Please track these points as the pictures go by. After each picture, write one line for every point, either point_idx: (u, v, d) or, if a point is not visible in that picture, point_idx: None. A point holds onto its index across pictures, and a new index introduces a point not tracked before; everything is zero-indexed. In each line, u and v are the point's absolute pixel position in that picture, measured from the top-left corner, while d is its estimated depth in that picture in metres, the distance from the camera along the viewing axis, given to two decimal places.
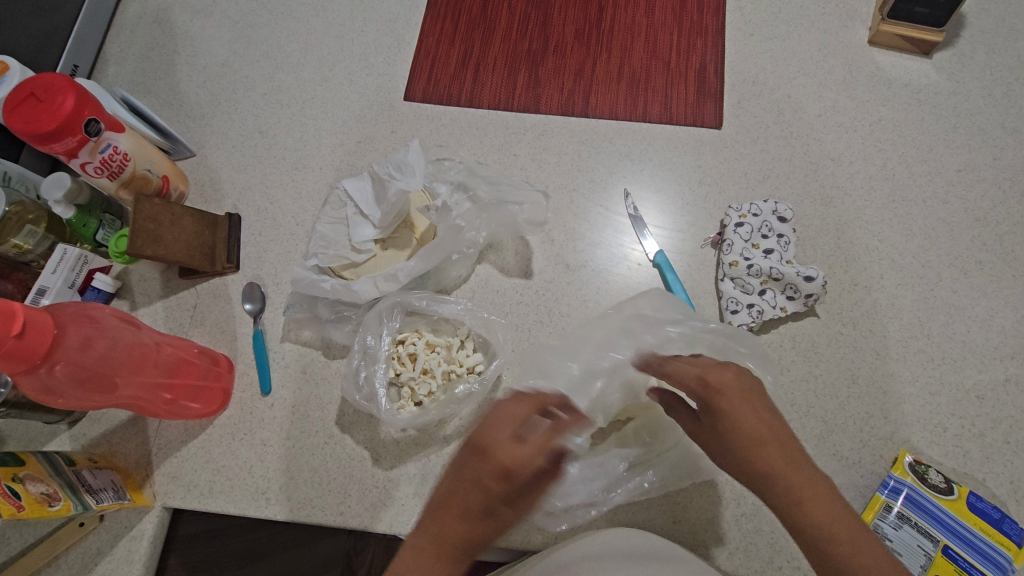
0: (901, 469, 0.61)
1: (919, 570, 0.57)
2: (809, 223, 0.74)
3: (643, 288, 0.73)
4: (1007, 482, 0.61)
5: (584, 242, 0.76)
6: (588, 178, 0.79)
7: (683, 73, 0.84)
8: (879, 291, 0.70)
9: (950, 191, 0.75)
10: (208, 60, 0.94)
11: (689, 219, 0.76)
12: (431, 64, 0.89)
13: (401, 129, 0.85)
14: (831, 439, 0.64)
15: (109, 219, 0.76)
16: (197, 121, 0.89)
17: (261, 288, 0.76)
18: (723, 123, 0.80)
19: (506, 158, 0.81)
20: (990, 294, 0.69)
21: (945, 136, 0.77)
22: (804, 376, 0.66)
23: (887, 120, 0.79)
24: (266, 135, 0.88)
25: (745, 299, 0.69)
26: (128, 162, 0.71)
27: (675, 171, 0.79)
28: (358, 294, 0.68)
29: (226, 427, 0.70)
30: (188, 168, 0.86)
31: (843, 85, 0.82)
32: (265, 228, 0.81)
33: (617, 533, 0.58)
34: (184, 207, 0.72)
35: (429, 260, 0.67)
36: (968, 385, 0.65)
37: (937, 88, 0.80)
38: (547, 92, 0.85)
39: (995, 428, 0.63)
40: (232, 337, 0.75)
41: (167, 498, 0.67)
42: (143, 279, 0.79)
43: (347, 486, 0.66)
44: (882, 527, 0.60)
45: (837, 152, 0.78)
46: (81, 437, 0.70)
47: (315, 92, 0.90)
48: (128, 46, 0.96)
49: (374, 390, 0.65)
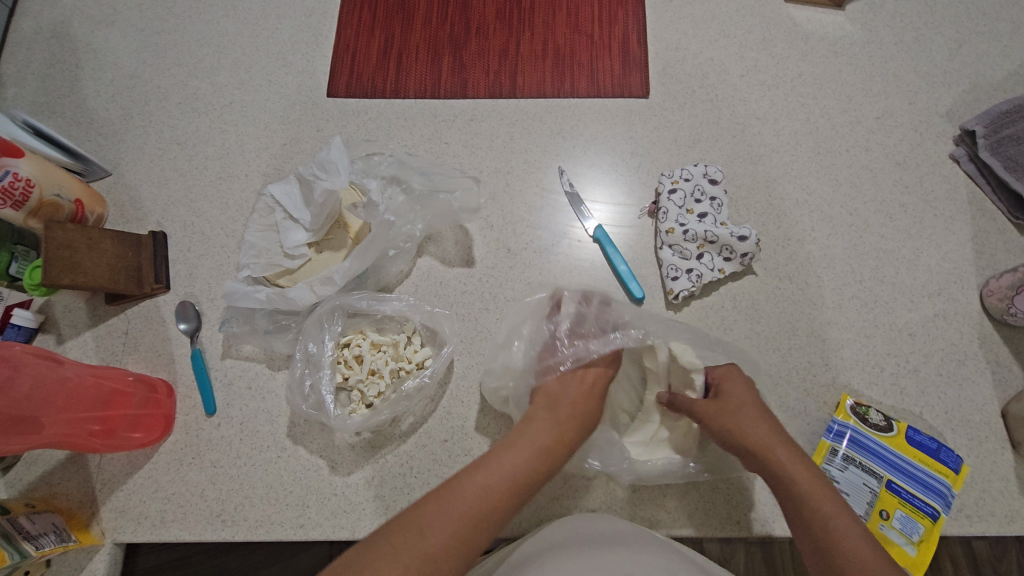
0: (844, 413, 0.63)
1: (867, 507, 0.60)
2: (740, 183, 0.75)
3: (585, 265, 0.73)
4: (942, 413, 0.64)
5: (523, 224, 0.75)
6: (521, 159, 0.78)
7: (607, 44, 0.83)
8: (812, 243, 0.72)
9: (872, 138, 0.77)
10: (115, 72, 0.89)
11: (626, 191, 0.76)
12: (351, 57, 0.86)
13: (327, 126, 0.83)
14: (776, 391, 0.66)
15: (22, 250, 0.71)
16: (109, 138, 0.85)
17: (195, 306, 0.73)
18: (651, 91, 0.80)
19: (437, 147, 0.80)
20: (915, 235, 0.72)
21: (862, 86, 0.79)
22: (747, 334, 0.68)
23: (806, 74, 0.80)
24: (185, 146, 0.83)
25: (684, 264, 0.70)
26: (32, 188, 0.67)
27: (607, 144, 0.78)
28: (295, 301, 0.66)
29: (172, 452, 0.67)
30: (105, 188, 0.82)
31: (762, 43, 0.82)
32: (194, 243, 0.77)
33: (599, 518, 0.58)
34: (101, 229, 0.68)
35: (365, 258, 0.66)
36: (900, 325, 0.68)
37: (852, 38, 0.82)
38: (473, 76, 0.83)
39: (927, 362, 0.66)
40: (169, 360, 0.72)
41: (117, 534, 0.65)
42: (68, 310, 0.74)
43: (305, 497, 0.64)
44: (830, 469, 0.62)
45: (762, 110, 0.79)
46: (18, 483, 0.66)
47: (233, 97, 0.86)
48: (26, 64, 0.90)
49: (322, 398, 0.64)
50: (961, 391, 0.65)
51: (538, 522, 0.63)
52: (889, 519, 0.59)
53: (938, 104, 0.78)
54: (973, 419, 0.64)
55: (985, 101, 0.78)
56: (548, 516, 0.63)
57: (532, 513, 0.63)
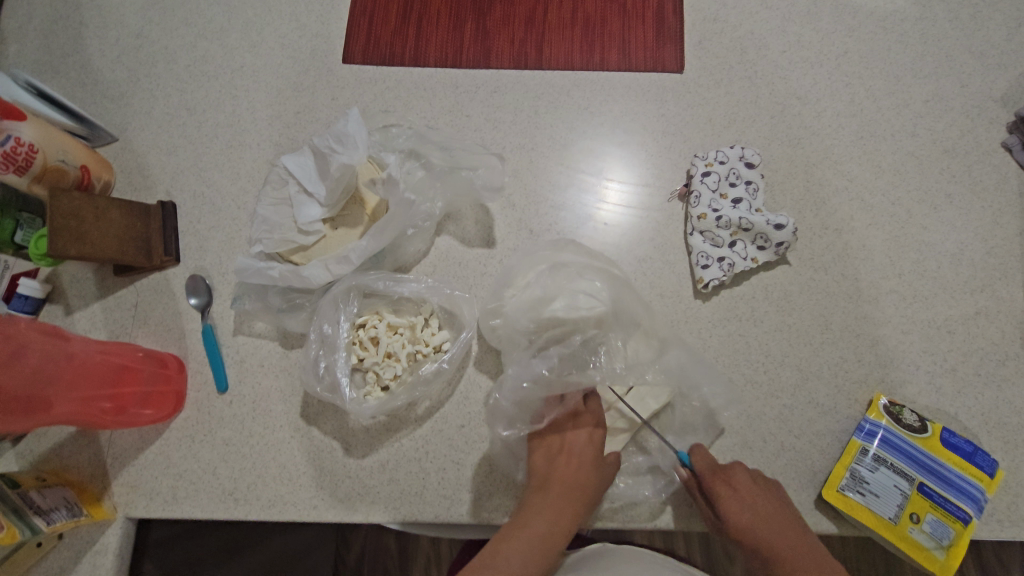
0: (877, 412, 0.61)
1: (897, 509, 0.58)
2: (777, 167, 0.71)
3: (610, 249, 0.70)
4: (978, 414, 0.62)
5: (546, 205, 0.72)
6: (546, 135, 0.75)
7: (641, 14, 0.78)
8: (850, 233, 0.68)
9: (919, 123, 0.72)
10: (120, 31, 0.84)
11: (655, 172, 0.72)
12: (368, 21, 0.81)
13: (342, 95, 0.79)
14: (806, 387, 0.63)
15: (28, 217, 0.69)
16: (116, 101, 0.81)
17: (206, 280, 0.71)
18: (685, 66, 0.76)
19: (458, 120, 0.76)
20: (960, 227, 0.68)
21: (912, 66, 0.74)
22: (778, 327, 0.65)
23: (852, 52, 0.75)
24: (195, 112, 0.80)
25: (715, 253, 0.66)
26: (36, 153, 0.64)
27: (637, 122, 0.74)
28: (309, 280, 0.63)
29: (184, 429, 0.66)
30: (112, 154, 0.79)
31: (807, 17, 0.77)
32: (204, 214, 0.75)
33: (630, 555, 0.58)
34: (108, 199, 0.66)
35: (382, 237, 0.63)
36: (939, 322, 0.65)
37: (903, 14, 0.77)
38: (496, 45, 0.78)
39: (966, 361, 0.64)
40: (180, 335, 0.70)
41: (130, 509, 0.64)
42: (76, 280, 0.72)
43: (319, 479, 0.63)
44: (860, 470, 0.59)
45: (803, 90, 0.74)
46: (29, 454, 0.65)
47: (244, 60, 0.82)
48: (27, 19, 0.85)
49: (337, 380, 0.62)
50: (999, 392, 0.63)
51: None
52: (919, 522, 0.57)
53: (992, 88, 0.73)
54: (1010, 422, 0.62)
55: None
56: None
57: None
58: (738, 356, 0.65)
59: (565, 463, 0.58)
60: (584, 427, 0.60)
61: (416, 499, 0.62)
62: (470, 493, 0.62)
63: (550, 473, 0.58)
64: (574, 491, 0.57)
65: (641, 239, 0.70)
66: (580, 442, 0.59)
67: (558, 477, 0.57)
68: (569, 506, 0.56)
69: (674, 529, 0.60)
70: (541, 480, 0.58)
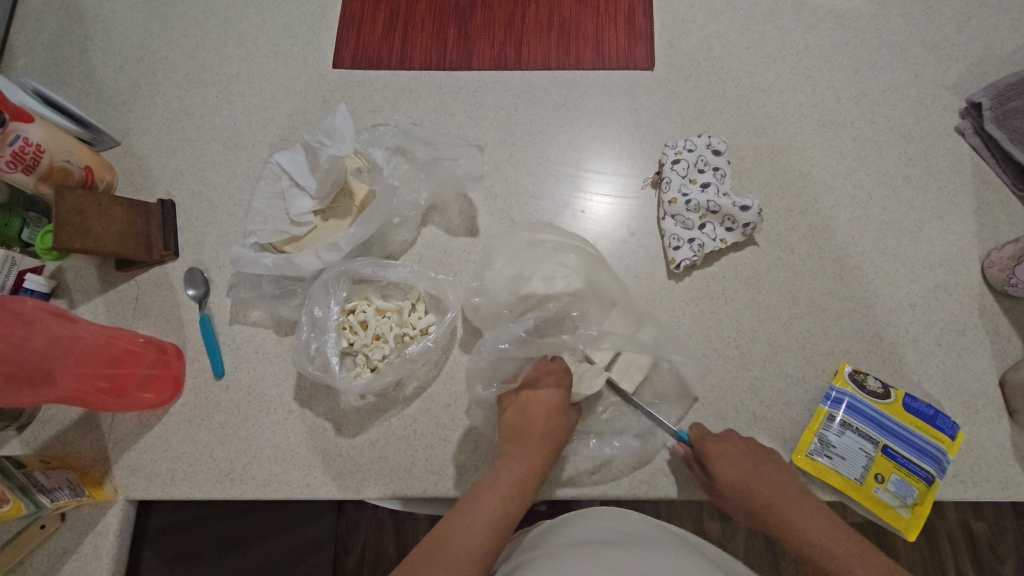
0: (842, 380, 0.64)
1: (863, 470, 0.60)
2: (744, 154, 0.75)
3: (588, 235, 0.73)
4: (940, 381, 0.65)
5: (526, 195, 0.76)
6: (526, 131, 0.79)
7: (612, 17, 0.83)
8: (815, 215, 0.72)
9: (877, 111, 0.76)
10: (123, 44, 0.89)
11: (628, 162, 0.76)
12: (357, 29, 0.86)
13: (332, 98, 0.83)
14: (776, 359, 0.66)
15: (34, 216, 0.73)
16: (118, 109, 0.85)
17: (204, 273, 0.75)
18: (655, 63, 0.80)
19: (442, 118, 0.80)
20: (918, 207, 0.72)
21: (868, 59, 0.79)
22: (748, 303, 0.69)
23: (813, 47, 0.80)
24: (193, 116, 0.84)
25: (686, 234, 0.70)
26: (43, 153, 0.68)
27: (611, 116, 0.79)
28: (301, 267, 0.67)
29: (182, 414, 0.68)
30: (115, 158, 0.83)
31: (769, 16, 0.82)
32: (202, 211, 0.78)
33: (605, 511, 0.61)
34: (111, 196, 0.69)
35: (370, 224, 0.66)
36: (901, 296, 0.68)
37: (859, 11, 0.81)
38: (478, 48, 0.83)
39: (927, 332, 0.67)
40: (179, 325, 0.73)
41: (129, 491, 0.66)
42: (79, 275, 0.75)
43: (312, 457, 0.66)
44: (827, 435, 0.62)
45: (766, 83, 0.78)
46: (33, 441, 0.68)
47: (239, 68, 0.86)
48: (35, 35, 0.90)
49: (327, 359, 0.65)
50: (960, 360, 0.66)
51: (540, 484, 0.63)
52: (884, 482, 0.60)
53: (945, 77, 0.77)
54: (971, 388, 0.64)
55: (994, 74, 0.77)
56: (549, 478, 0.64)
57: None
58: (711, 331, 0.68)
59: (538, 419, 0.60)
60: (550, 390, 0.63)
61: (405, 474, 0.65)
62: (456, 468, 0.65)
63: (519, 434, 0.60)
64: (540, 449, 0.59)
65: (617, 225, 0.73)
66: (544, 404, 0.62)
67: (527, 437, 0.59)
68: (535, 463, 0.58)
69: (653, 496, 0.63)
70: (508, 442, 0.59)
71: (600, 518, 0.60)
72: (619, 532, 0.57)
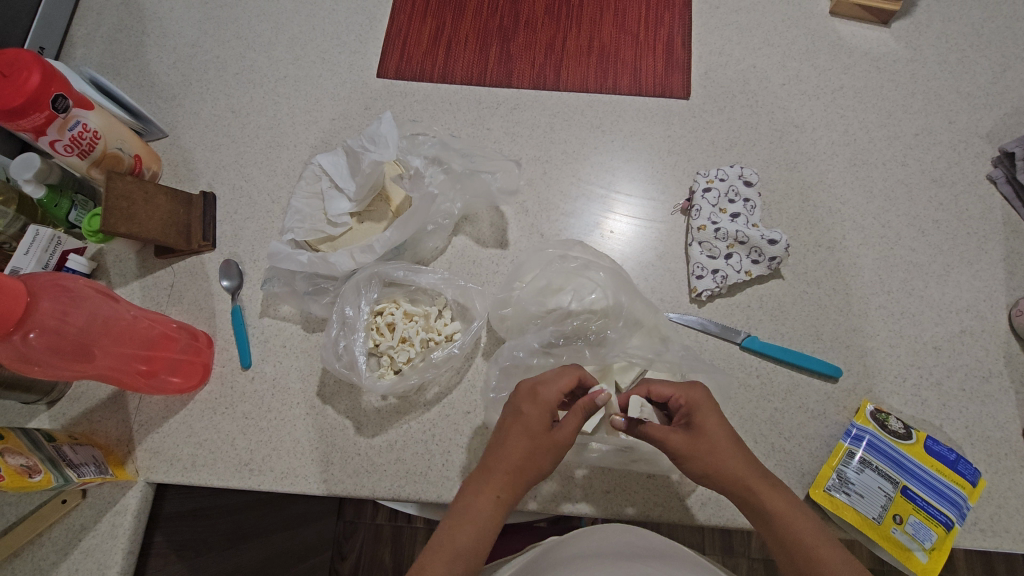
0: (863, 418, 0.64)
1: (880, 510, 0.60)
2: (774, 187, 0.76)
3: (614, 257, 0.75)
4: (962, 427, 0.65)
5: (558, 212, 0.77)
6: (560, 150, 0.81)
7: (651, 46, 0.85)
8: (842, 251, 0.73)
9: (908, 154, 0.77)
10: (178, 41, 0.93)
11: (659, 187, 0.78)
12: (403, 41, 0.89)
13: (375, 105, 0.86)
14: (797, 392, 0.67)
15: (82, 199, 0.75)
16: (168, 102, 0.89)
17: (239, 266, 0.77)
18: (691, 93, 0.82)
19: (479, 132, 0.82)
20: (946, 251, 0.72)
21: (902, 103, 0.80)
22: (771, 334, 0.69)
23: (847, 87, 0.81)
24: (239, 115, 0.87)
25: (710, 264, 0.71)
26: (98, 140, 0.70)
27: (644, 141, 0.80)
28: (335, 266, 0.68)
29: (207, 401, 0.70)
30: (161, 149, 0.86)
31: (806, 54, 0.84)
32: (241, 206, 0.81)
33: (611, 526, 0.60)
34: (157, 185, 0.72)
35: (405, 230, 0.68)
36: (925, 338, 0.69)
37: (895, 56, 0.83)
38: (518, 67, 0.85)
39: (950, 376, 0.67)
40: (211, 314, 0.75)
41: (150, 473, 0.68)
42: (119, 260, 0.78)
43: (330, 454, 0.67)
44: (845, 471, 0.62)
45: (800, 119, 0.80)
46: (61, 417, 0.70)
47: (287, 71, 0.89)
48: (96, 27, 0.94)
49: (354, 358, 0.66)
50: (982, 407, 0.65)
51: (553, 498, 0.64)
52: (902, 523, 0.59)
53: (978, 125, 0.78)
54: (994, 436, 0.64)
55: None
56: (565, 494, 0.64)
57: (548, 489, 0.64)
58: (733, 360, 0.68)
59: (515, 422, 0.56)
60: (547, 393, 0.56)
61: (421, 478, 0.65)
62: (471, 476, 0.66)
63: (493, 452, 0.55)
64: (517, 472, 0.53)
65: (645, 248, 0.75)
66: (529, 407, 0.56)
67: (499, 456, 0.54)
68: (512, 485, 0.53)
69: (665, 520, 0.63)
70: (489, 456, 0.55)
71: (606, 535, 0.59)
72: (624, 551, 0.56)
